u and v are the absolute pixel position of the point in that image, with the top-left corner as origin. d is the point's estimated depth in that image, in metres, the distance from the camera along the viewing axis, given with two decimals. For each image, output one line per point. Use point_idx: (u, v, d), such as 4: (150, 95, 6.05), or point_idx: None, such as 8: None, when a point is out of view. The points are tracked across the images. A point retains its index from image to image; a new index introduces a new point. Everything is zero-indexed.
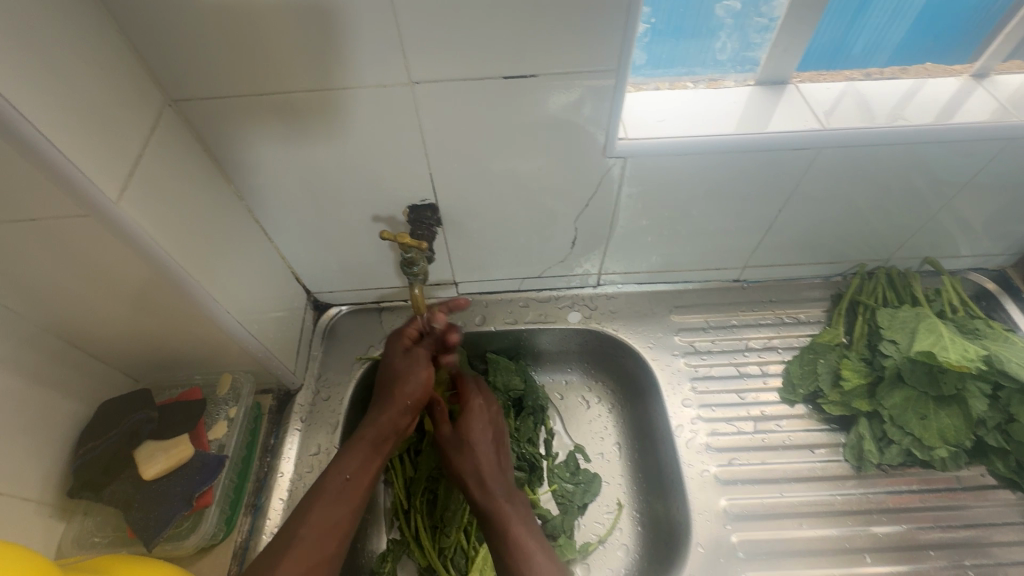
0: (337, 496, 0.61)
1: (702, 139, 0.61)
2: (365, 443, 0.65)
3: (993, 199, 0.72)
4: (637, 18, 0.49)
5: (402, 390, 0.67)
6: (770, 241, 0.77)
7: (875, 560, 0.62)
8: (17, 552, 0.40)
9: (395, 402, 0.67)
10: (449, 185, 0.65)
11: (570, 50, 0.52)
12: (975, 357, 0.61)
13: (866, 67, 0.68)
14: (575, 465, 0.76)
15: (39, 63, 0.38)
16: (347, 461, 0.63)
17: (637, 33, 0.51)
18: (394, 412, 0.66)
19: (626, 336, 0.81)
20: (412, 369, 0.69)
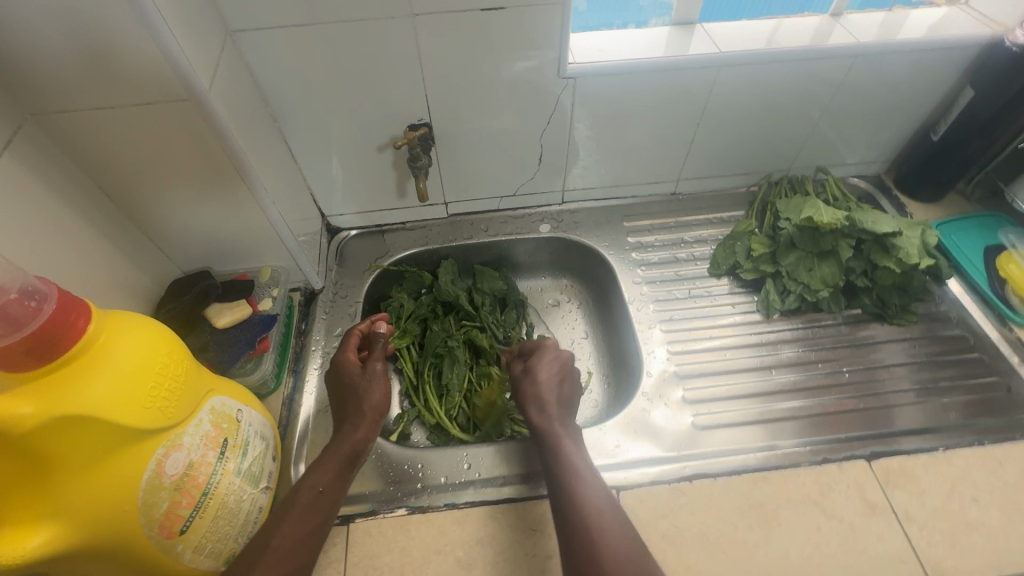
0: (310, 507, 0.61)
1: (631, 62, 0.80)
2: (341, 458, 0.67)
3: (858, 112, 0.95)
4: None
5: (368, 403, 0.72)
6: (695, 154, 0.98)
7: (780, 372, 0.82)
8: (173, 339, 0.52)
9: (364, 416, 0.71)
10: (441, 107, 0.82)
11: None
12: (840, 216, 0.82)
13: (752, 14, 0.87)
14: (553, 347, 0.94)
15: None
16: (320, 475, 0.64)
17: None
18: (366, 425, 0.70)
19: (587, 240, 1.00)
20: (370, 384, 0.74)
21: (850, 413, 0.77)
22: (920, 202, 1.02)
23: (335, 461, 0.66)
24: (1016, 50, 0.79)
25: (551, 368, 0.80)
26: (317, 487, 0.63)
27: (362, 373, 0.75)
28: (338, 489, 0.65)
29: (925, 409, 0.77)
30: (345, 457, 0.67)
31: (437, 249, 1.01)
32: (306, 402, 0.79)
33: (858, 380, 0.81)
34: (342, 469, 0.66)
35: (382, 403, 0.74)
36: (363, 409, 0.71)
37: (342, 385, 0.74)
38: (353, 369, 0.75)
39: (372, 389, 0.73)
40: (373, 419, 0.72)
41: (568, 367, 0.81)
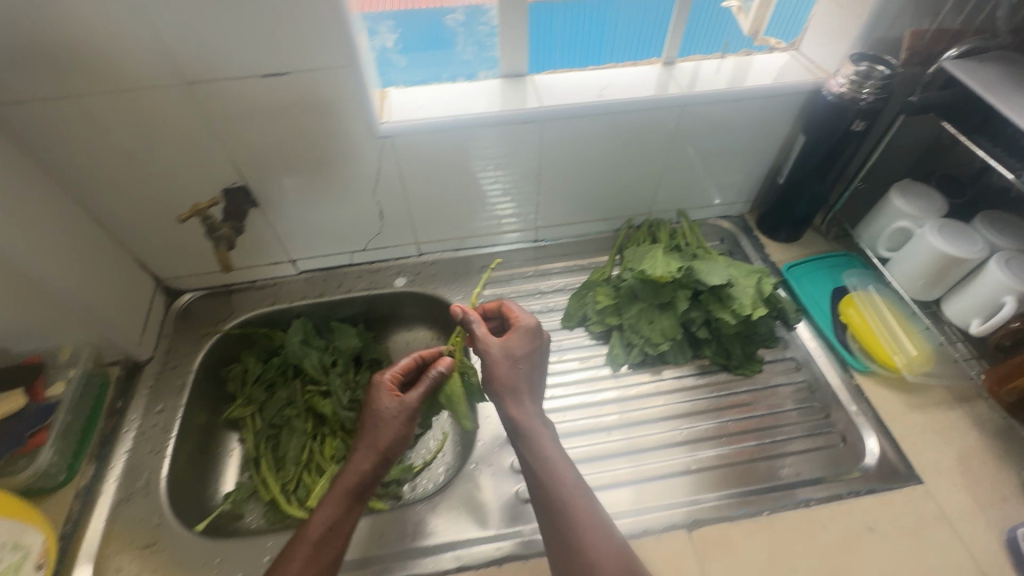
0: (318, 546, 0.61)
1: (447, 120, 0.78)
2: (338, 494, 0.64)
3: (703, 156, 0.94)
4: (348, 23, 0.65)
5: (379, 436, 0.67)
6: (546, 202, 0.96)
7: (619, 433, 0.79)
8: None
9: (370, 451, 0.67)
10: (255, 170, 0.79)
11: (308, 51, 0.66)
12: (673, 268, 0.81)
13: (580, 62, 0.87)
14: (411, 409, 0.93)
15: None
16: (323, 510, 0.63)
17: (353, 36, 0.66)
18: (371, 459, 0.66)
19: (442, 293, 0.97)
20: (388, 420, 0.69)
21: (684, 475, 0.74)
22: (780, 242, 1.02)
23: (336, 499, 0.64)
24: (833, 99, 0.79)
25: (501, 356, 0.70)
26: (325, 522, 0.62)
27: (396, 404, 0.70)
28: (343, 525, 0.63)
29: (759, 466, 0.75)
30: (350, 492, 0.65)
31: (286, 308, 0.96)
32: (108, 491, 0.73)
33: (697, 436, 0.78)
34: (349, 504, 0.64)
35: (393, 446, 0.68)
36: (372, 446, 0.67)
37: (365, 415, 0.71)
38: (393, 403, 0.70)
39: (382, 424, 0.68)
40: (396, 444, 0.68)
41: (542, 353, 0.73)
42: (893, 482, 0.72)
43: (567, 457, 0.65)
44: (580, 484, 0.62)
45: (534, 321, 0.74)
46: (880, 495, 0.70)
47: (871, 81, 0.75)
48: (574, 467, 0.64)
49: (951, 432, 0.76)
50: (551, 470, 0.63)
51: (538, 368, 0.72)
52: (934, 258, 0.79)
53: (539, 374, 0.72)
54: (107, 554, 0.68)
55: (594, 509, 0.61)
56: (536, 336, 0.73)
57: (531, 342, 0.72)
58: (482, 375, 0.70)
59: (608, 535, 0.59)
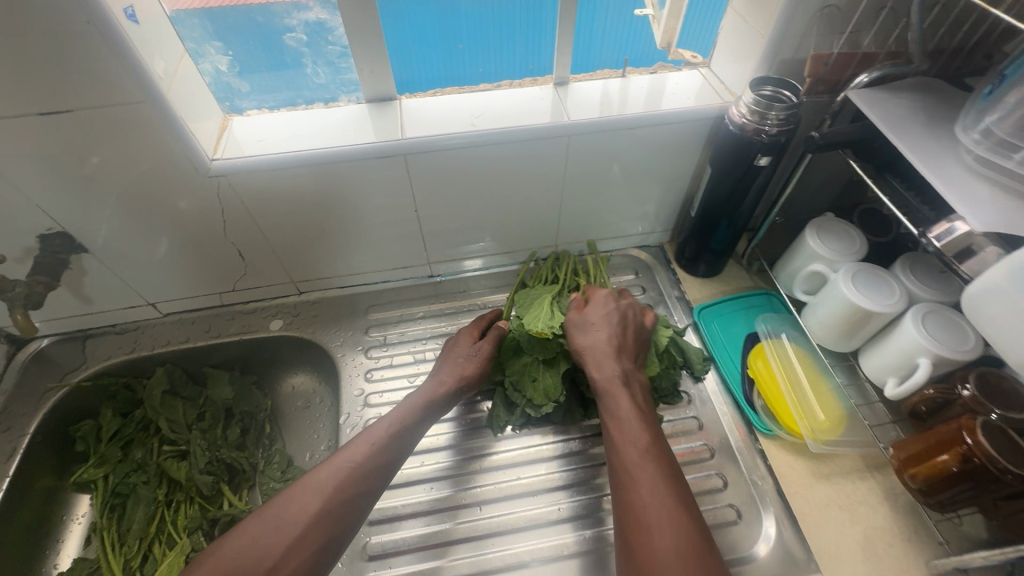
0: (339, 482, 0.59)
1: (291, 154, 0.68)
2: (361, 434, 0.65)
3: (607, 187, 0.84)
4: (129, 51, 0.54)
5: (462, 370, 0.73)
6: (435, 238, 0.87)
7: (489, 509, 0.70)
8: None
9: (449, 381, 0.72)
10: (70, 214, 0.68)
11: (92, 86, 0.56)
12: (554, 324, 0.72)
13: (461, 84, 0.77)
14: (285, 465, 0.84)
15: None
16: (349, 452, 0.62)
17: (144, 65, 0.56)
18: (394, 415, 0.67)
19: (320, 338, 0.87)
20: (475, 354, 0.74)
21: (557, 561, 0.66)
22: (698, 276, 0.92)
23: (370, 436, 0.64)
24: (735, 130, 0.69)
25: (617, 316, 0.72)
26: (336, 466, 0.60)
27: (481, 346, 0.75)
28: (366, 468, 0.61)
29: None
30: (384, 433, 0.65)
31: (147, 356, 0.87)
32: None
33: (578, 512, 0.69)
34: (398, 432, 0.66)
35: (473, 374, 0.73)
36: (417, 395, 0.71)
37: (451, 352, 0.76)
38: (471, 343, 0.76)
39: (474, 359, 0.74)
40: (430, 397, 0.70)
41: (629, 315, 0.73)
42: (785, 570, 0.64)
43: (676, 467, 0.58)
44: (655, 447, 0.59)
45: (608, 291, 0.75)
46: None
47: (774, 112, 0.65)
48: (678, 477, 0.57)
49: (858, 508, 0.68)
50: (627, 431, 0.61)
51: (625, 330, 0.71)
52: (846, 309, 0.69)
53: (629, 337, 0.71)
54: None
55: (687, 523, 0.52)
56: (612, 302, 0.74)
57: (604, 307, 0.73)
58: (627, 311, 0.73)
59: (692, 547, 0.50)
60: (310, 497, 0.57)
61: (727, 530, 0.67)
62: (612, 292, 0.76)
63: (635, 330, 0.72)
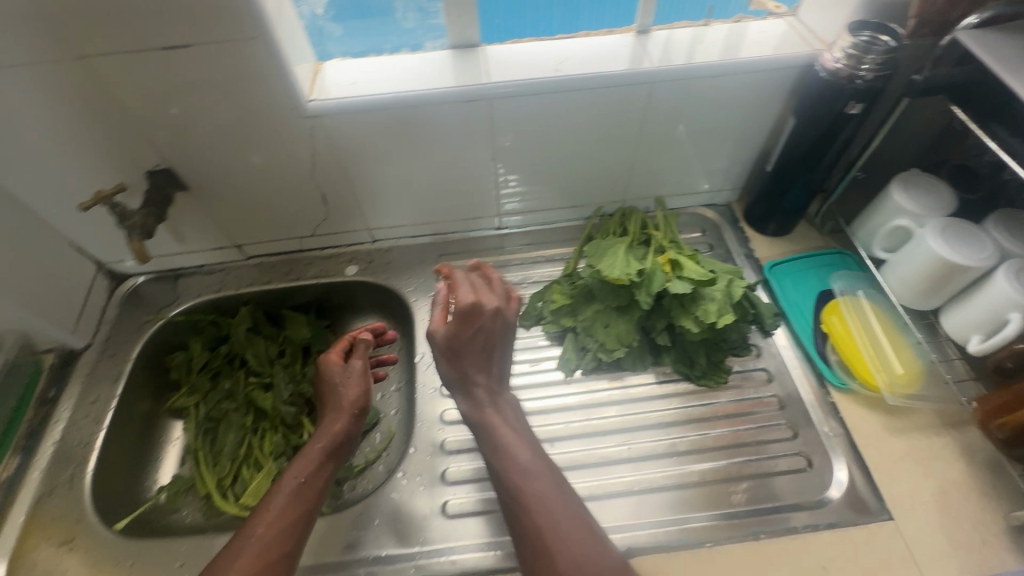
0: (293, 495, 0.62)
1: (383, 96, 0.70)
2: (315, 454, 0.67)
3: (682, 141, 0.84)
4: None
5: (347, 400, 0.73)
6: (506, 190, 0.88)
7: (559, 446, 0.73)
8: None
9: (343, 411, 0.72)
10: (176, 151, 0.73)
11: (212, 22, 0.59)
12: (631, 270, 0.73)
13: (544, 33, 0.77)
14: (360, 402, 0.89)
15: None
16: (297, 469, 0.64)
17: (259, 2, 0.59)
18: (343, 418, 0.71)
19: (395, 284, 0.91)
20: (347, 382, 0.75)
21: (627, 495, 0.68)
22: (767, 236, 0.92)
23: (315, 454, 0.67)
24: (827, 76, 0.68)
25: (482, 338, 0.67)
26: (292, 487, 0.63)
27: (344, 372, 0.76)
28: (317, 484, 0.65)
29: (718, 488, 0.68)
30: (329, 449, 0.68)
31: (233, 295, 0.92)
32: (31, 482, 0.71)
33: (646, 452, 0.72)
34: (359, 415, 0.73)
35: (360, 399, 0.74)
36: (341, 405, 0.72)
37: (323, 386, 0.76)
38: (337, 371, 0.76)
39: (349, 385, 0.74)
40: (352, 412, 0.72)
41: (500, 332, 0.68)
42: (856, 515, 0.65)
43: (569, 495, 0.59)
44: (544, 468, 0.61)
45: (493, 305, 0.68)
46: (842, 531, 0.63)
47: (872, 55, 0.64)
48: (570, 504, 0.58)
49: (933, 462, 0.68)
50: (516, 460, 0.61)
51: (504, 351, 0.68)
52: (933, 263, 0.68)
53: (496, 351, 0.68)
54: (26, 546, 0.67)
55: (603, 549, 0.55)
56: (495, 317, 0.68)
57: (471, 326, 0.66)
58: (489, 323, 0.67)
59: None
60: (280, 523, 0.59)
61: (803, 475, 0.68)
62: (483, 304, 0.68)
63: (502, 338, 0.68)
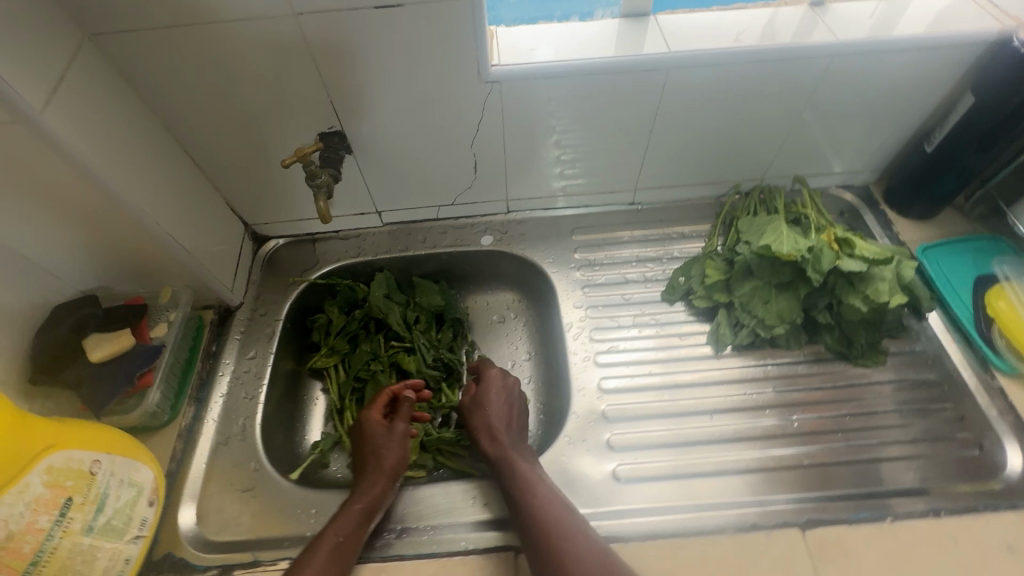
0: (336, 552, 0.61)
1: (566, 63, 0.70)
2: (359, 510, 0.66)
3: (838, 119, 0.83)
4: None
5: (384, 462, 0.72)
6: (652, 164, 0.88)
7: (720, 419, 0.73)
8: None
9: (382, 474, 0.71)
10: (350, 111, 0.74)
11: None
12: (802, 247, 0.72)
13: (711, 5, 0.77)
14: None
15: None
16: (339, 524, 0.64)
17: None
18: (382, 481, 0.70)
19: (531, 255, 0.92)
20: (389, 443, 0.74)
21: (795, 469, 0.69)
22: (909, 219, 0.91)
23: (353, 514, 0.65)
24: None
25: (502, 394, 0.77)
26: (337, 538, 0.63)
27: (385, 434, 0.75)
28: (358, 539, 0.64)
29: (853, 472, 0.69)
30: (364, 510, 0.66)
31: (370, 261, 0.94)
32: (206, 431, 0.74)
33: (808, 429, 0.72)
34: (390, 478, 0.71)
35: (399, 465, 0.73)
36: (377, 467, 0.71)
37: (365, 444, 0.75)
38: (379, 431, 0.76)
39: (392, 449, 0.73)
40: (389, 476, 0.71)
41: (518, 393, 0.79)
42: None
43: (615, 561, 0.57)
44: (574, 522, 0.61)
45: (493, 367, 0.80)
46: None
47: None
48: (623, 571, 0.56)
49: None
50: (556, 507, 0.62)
51: (514, 407, 0.77)
52: None
53: (515, 412, 0.77)
54: (210, 491, 0.70)
55: None
56: (498, 380, 0.78)
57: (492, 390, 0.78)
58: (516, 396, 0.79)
59: None
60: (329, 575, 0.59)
61: (934, 461, 0.69)
62: (496, 368, 0.81)
63: (522, 406, 0.78)
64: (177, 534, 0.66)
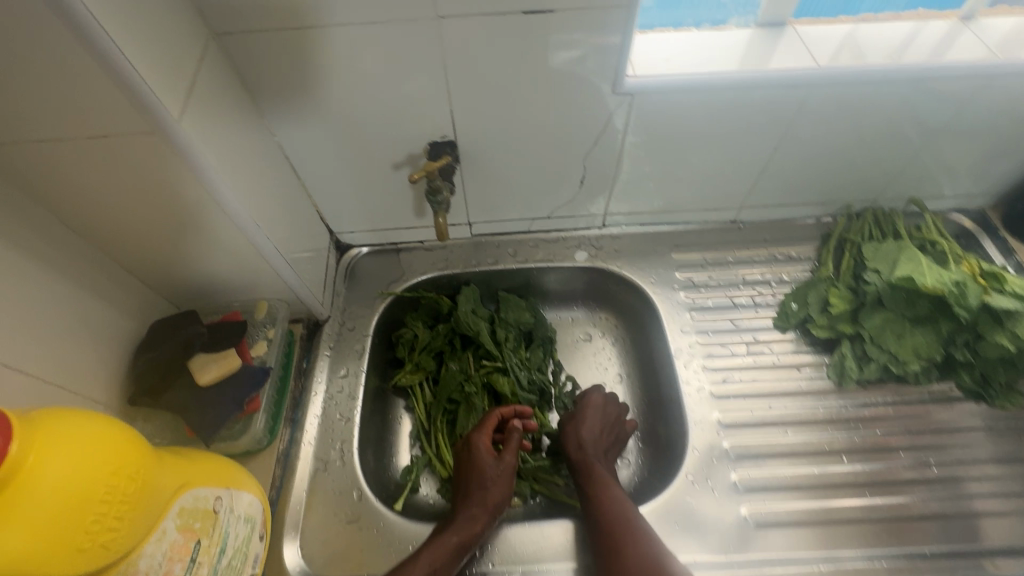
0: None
1: (704, 76, 0.66)
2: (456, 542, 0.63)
3: (975, 142, 0.77)
4: None
5: (488, 495, 0.68)
6: (765, 183, 0.83)
7: (850, 461, 0.69)
8: (117, 426, 0.43)
9: (483, 508, 0.66)
10: (466, 120, 0.70)
11: None
12: (949, 281, 0.67)
13: (854, 10, 0.73)
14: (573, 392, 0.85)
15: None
16: (435, 554, 0.61)
17: None
18: (483, 516, 0.66)
19: (629, 274, 0.87)
20: (495, 476, 0.70)
21: (932, 519, 0.65)
22: None
23: (448, 548, 0.62)
24: None
25: (605, 423, 0.75)
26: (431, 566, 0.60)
27: (493, 465, 0.70)
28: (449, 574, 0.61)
29: (942, 527, 0.65)
30: (462, 543, 0.63)
31: (457, 275, 0.89)
32: (303, 455, 0.70)
33: (941, 475, 0.68)
34: (491, 515, 0.66)
35: (501, 500, 0.68)
36: (480, 499, 0.67)
37: (469, 469, 0.71)
38: (485, 459, 0.71)
39: (498, 484, 0.69)
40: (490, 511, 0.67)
41: (619, 422, 0.76)
42: None
43: None
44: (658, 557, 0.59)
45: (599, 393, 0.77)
46: None
47: None
48: None
49: None
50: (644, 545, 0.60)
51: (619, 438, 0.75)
52: None
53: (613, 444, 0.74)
54: (311, 521, 0.66)
55: None
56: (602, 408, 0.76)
57: (595, 417, 0.75)
58: (616, 427, 0.76)
59: None
60: None
61: None
62: (603, 396, 0.78)
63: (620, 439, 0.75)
64: (282, 567, 0.63)
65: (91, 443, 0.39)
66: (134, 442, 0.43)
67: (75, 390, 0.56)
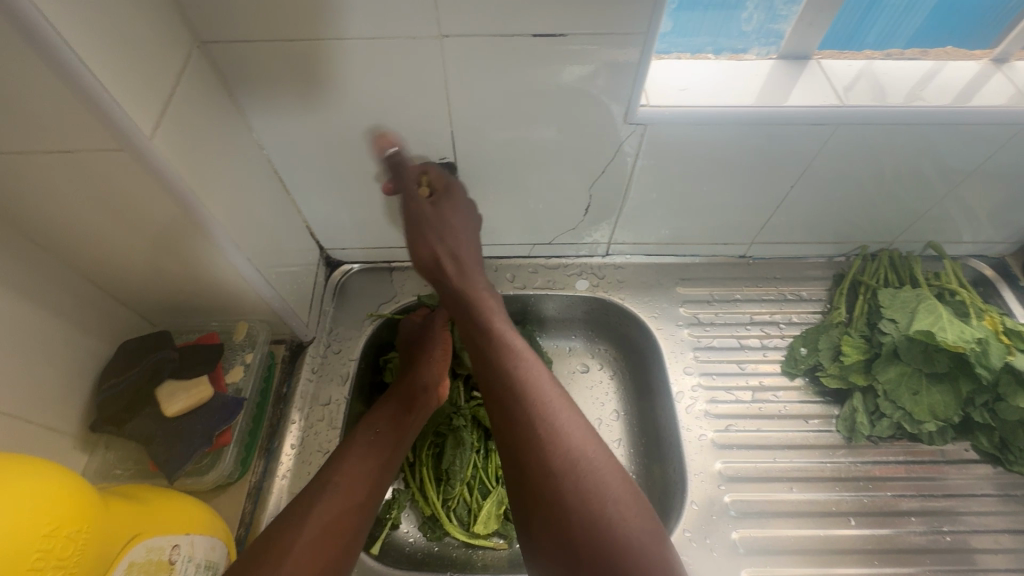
0: (368, 448, 0.63)
1: (721, 110, 0.62)
2: (396, 399, 0.69)
3: (1001, 189, 0.73)
4: None
5: (425, 352, 0.74)
6: (779, 219, 0.79)
7: (859, 524, 0.66)
8: (63, 476, 0.39)
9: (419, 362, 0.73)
10: (467, 141, 0.66)
11: (597, 11, 0.52)
12: (971, 338, 0.63)
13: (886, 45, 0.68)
14: None
15: (89, 6, 0.39)
16: (376, 419, 0.66)
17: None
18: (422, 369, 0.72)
19: (632, 306, 0.83)
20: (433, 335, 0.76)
21: None
22: None
23: (392, 405, 0.68)
24: None
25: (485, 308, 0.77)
26: (374, 429, 0.65)
27: (422, 328, 0.78)
28: (393, 431, 0.66)
29: None
30: (403, 398, 0.69)
31: None
32: (277, 491, 0.66)
33: (953, 544, 0.65)
34: (433, 365, 0.73)
35: (443, 358, 0.74)
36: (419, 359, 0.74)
37: (410, 341, 0.77)
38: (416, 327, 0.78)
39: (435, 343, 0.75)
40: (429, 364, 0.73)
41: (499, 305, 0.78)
42: None
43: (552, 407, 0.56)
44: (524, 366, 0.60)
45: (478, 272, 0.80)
46: None
47: None
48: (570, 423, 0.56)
49: None
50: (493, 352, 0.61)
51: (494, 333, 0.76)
52: None
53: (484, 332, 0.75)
54: None
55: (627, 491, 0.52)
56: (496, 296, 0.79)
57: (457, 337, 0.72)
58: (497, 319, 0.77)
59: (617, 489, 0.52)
60: (361, 456, 0.62)
61: None
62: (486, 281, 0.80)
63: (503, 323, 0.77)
64: None
65: (21, 505, 0.35)
66: (77, 497, 0.39)
67: (32, 420, 0.52)
